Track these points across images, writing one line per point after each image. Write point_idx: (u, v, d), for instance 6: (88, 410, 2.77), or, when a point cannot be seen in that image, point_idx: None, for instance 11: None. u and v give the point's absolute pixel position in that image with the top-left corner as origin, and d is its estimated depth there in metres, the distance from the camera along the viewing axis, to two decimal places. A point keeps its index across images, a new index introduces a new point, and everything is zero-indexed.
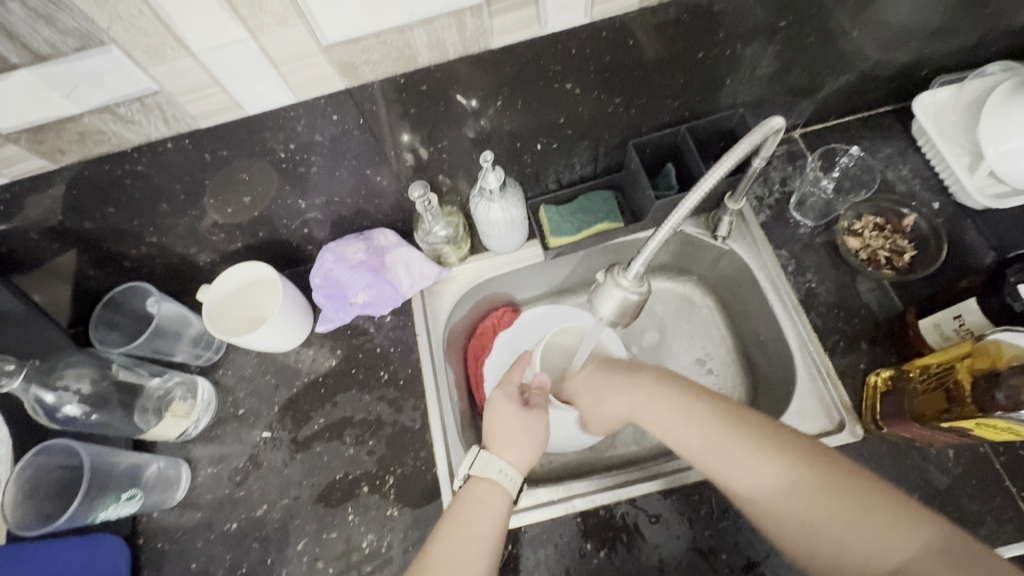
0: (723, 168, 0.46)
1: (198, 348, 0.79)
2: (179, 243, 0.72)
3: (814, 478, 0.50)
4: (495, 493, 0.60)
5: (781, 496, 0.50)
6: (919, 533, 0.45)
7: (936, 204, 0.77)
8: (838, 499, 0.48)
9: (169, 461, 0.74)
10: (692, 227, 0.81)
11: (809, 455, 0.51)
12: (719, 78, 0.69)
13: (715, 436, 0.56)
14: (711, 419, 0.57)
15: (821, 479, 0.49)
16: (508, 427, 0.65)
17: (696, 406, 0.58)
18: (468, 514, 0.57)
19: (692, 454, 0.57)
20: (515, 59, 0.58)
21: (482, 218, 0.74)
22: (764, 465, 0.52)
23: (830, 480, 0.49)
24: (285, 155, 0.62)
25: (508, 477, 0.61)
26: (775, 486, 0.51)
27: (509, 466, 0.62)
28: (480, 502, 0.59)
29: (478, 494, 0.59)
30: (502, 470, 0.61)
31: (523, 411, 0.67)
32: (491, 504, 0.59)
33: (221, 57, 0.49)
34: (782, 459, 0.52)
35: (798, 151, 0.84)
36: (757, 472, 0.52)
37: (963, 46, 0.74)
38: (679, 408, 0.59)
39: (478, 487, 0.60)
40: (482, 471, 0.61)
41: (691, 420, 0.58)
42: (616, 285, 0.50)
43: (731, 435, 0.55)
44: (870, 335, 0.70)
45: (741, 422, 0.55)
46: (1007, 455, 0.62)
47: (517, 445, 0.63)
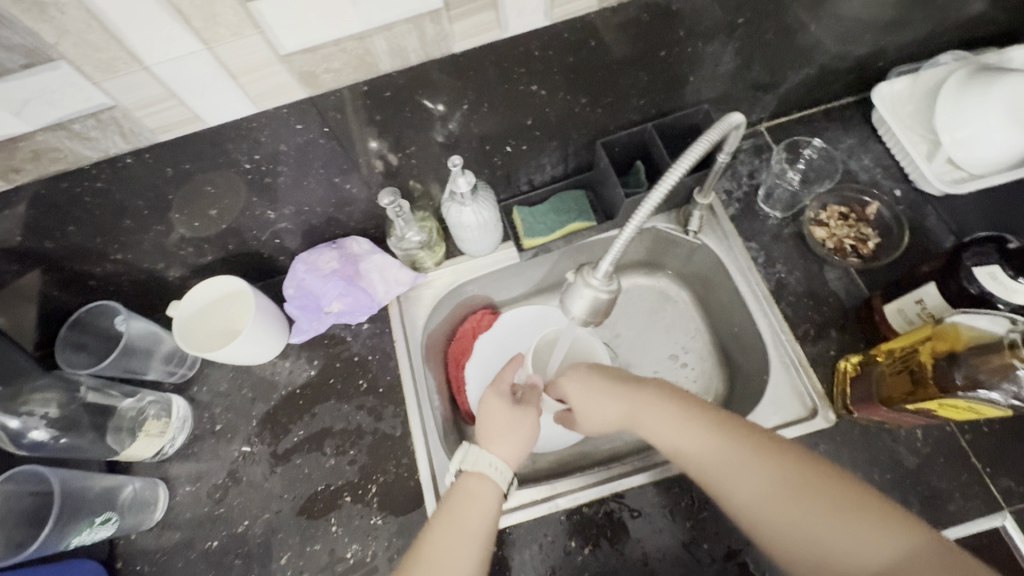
0: (684, 165, 0.47)
1: (170, 365, 0.78)
2: (146, 259, 0.71)
3: (809, 487, 0.51)
4: (485, 487, 0.59)
5: (778, 505, 0.51)
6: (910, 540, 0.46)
7: (898, 192, 0.80)
8: (834, 507, 0.49)
9: (145, 481, 0.72)
10: (663, 223, 0.82)
11: (804, 465, 0.52)
12: (683, 75, 0.70)
13: (715, 446, 0.56)
14: (709, 428, 0.57)
15: (816, 489, 0.50)
16: (499, 426, 0.64)
17: (693, 416, 0.58)
18: (461, 509, 0.57)
19: (690, 463, 0.57)
20: (478, 63, 0.58)
21: (455, 222, 0.74)
22: (762, 475, 0.53)
23: (825, 488, 0.50)
24: (251, 167, 0.62)
25: (500, 471, 0.60)
26: (773, 496, 0.51)
27: (499, 459, 0.61)
28: (472, 497, 0.58)
29: (469, 488, 0.59)
30: (492, 464, 0.60)
31: (512, 409, 0.66)
32: (481, 501, 0.58)
33: (177, 70, 0.48)
34: (778, 469, 0.52)
35: (763, 144, 0.85)
36: (756, 483, 0.53)
37: (915, 38, 0.76)
38: (677, 416, 0.59)
39: (469, 481, 0.60)
40: (472, 465, 0.60)
41: (690, 430, 0.58)
42: (586, 285, 0.51)
43: (730, 445, 0.55)
44: (839, 323, 0.72)
45: (738, 433, 0.56)
46: (972, 433, 0.65)
47: (505, 441, 0.63)
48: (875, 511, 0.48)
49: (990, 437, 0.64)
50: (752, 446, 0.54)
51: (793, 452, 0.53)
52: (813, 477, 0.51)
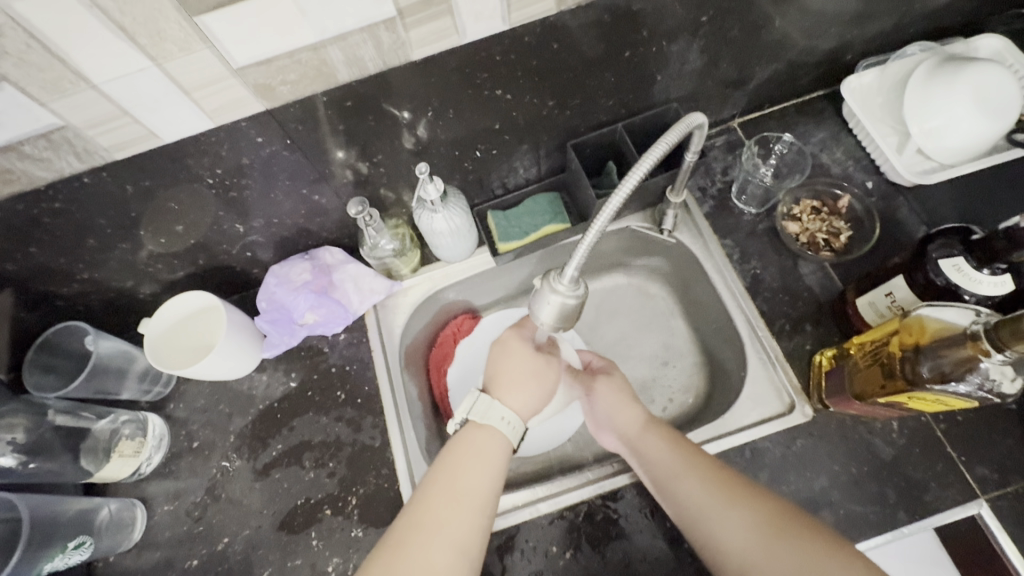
0: (644, 167, 0.45)
1: (145, 383, 0.77)
2: (115, 277, 0.70)
3: (798, 536, 0.50)
4: (489, 440, 0.57)
5: (764, 557, 0.50)
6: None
7: (869, 184, 0.80)
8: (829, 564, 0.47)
9: (122, 502, 0.71)
10: (638, 222, 0.83)
11: (801, 522, 0.51)
12: (650, 75, 0.70)
13: (707, 489, 0.56)
14: (706, 474, 0.57)
15: (812, 548, 0.49)
16: (518, 370, 0.63)
17: (691, 460, 0.59)
18: (459, 466, 0.55)
19: (680, 505, 0.57)
20: (439, 70, 0.57)
21: (427, 228, 0.73)
22: (751, 525, 0.52)
23: (822, 547, 0.49)
24: (214, 181, 0.61)
25: (510, 424, 0.59)
26: (761, 546, 0.51)
27: (510, 413, 0.59)
28: (473, 452, 0.56)
29: (473, 442, 0.57)
30: (502, 417, 0.59)
31: (533, 357, 0.64)
32: (487, 455, 0.57)
33: (126, 88, 0.48)
34: (774, 521, 0.52)
35: (736, 140, 0.85)
36: (745, 526, 0.52)
37: (881, 30, 0.76)
38: (676, 460, 0.60)
39: (477, 434, 0.58)
40: (483, 417, 0.58)
41: (688, 472, 0.58)
42: (553, 291, 0.50)
43: (721, 491, 0.55)
44: (814, 317, 0.72)
45: (737, 482, 0.56)
46: (947, 422, 0.65)
47: (519, 392, 0.61)
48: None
49: (964, 425, 0.65)
50: (748, 496, 0.54)
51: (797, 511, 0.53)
52: (807, 535, 0.50)
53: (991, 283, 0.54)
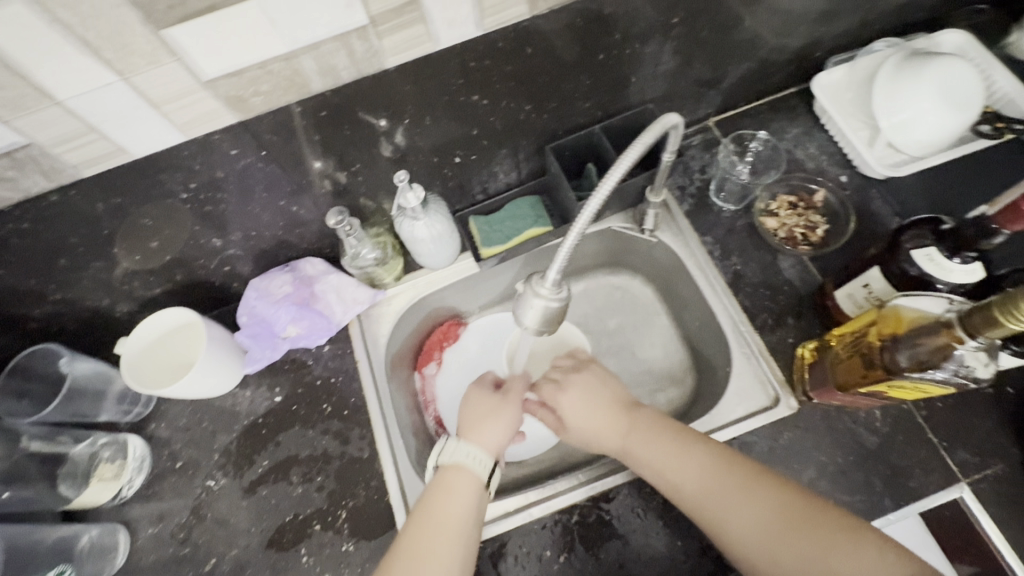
0: (620, 171, 0.45)
1: (124, 405, 0.75)
2: (89, 297, 0.68)
3: (817, 524, 0.51)
4: (461, 478, 0.58)
5: (773, 541, 0.52)
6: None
7: (844, 177, 0.81)
8: (835, 544, 0.49)
9: (103, 528, 0.69)
10: (619, 223, 0.83)
11: (803, 503, 0.53)
12: (625, 77, 0.70)
13: (712, 477, 0.57)
14: (707, 463, 0.58)
15: (817, 529, 0.51)
16: (478, 412, 0.63)
17: (691, 448, 0.59)
18: (438, 504, 0.56)
19: (683, 495, 0.57)
20: (414, 77, 0.57)
21: (408, 236, 0.73)
22: (765, 515, 0.53)
23: (835, 534, 0.50)
24: (188, 196, 0.60)
25: (479, 461, 0.59)
26: (776, 537, 0.52)
27: (477, 449, 0.60)
28: (449, 492, 0.57)
29: (446, 482, 0.58)
30: (468, 454, 0.59)
31: (489, 399, 0.64)
32: (463, 495, 0.57)
33: (92, 103, 0.47)
34: (779, 505, 0.53)
35: (712, 139, 0.87)
36: (762, 519, 0.53)
37: (848, 27, 0.78)
38: (675, 449, 0.60)
39: (449, 474, 0.58)
40: (450, 458, 0.59)
41: (688, 461, 0.58)
42: (537, 295, 0.50)
43: (726, 479, 0.56)
44: (795, 310, 0.73)
45: (740, 467, 0.57)
46: (927, 409, 0.66)
47: (484, 430, 0.61)
48: (874, 548, 0.48)
49: (943, 411, 0.66)
50: (751, 481, 0.55)
51: (797, 491, 0.54)
52: (811, 516, 0.52)
53: (962, 271, 0.54)
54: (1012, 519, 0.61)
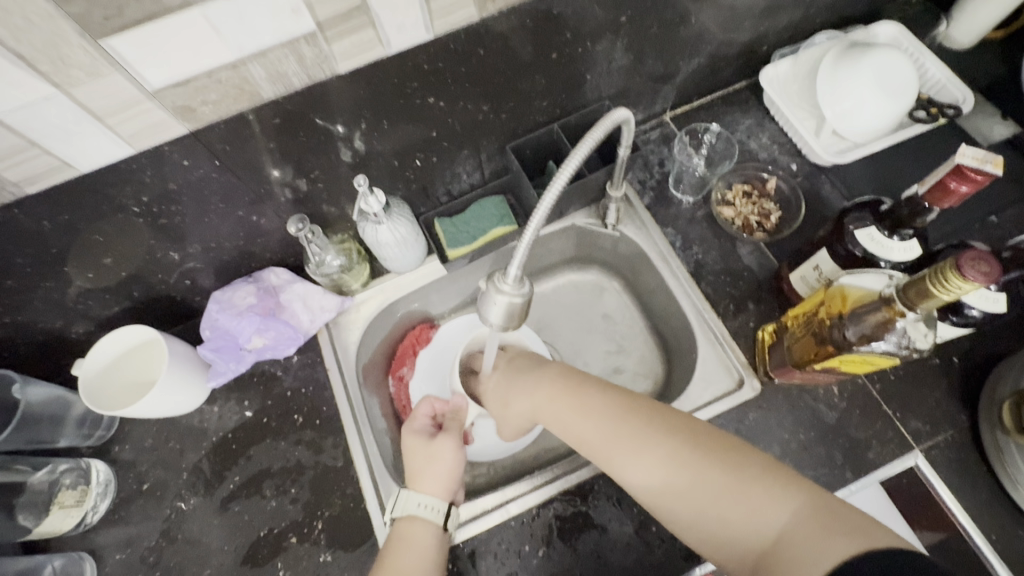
0: (569, 170, 0.46)
1: (85, 428, 0.73)
2: (42, 319, 0.66)
3: (706, 454, 0.52)
4: (419, 528, 0.59)
5: (671, 484, 0.52)
6: (797, 509, 0.47)
7: (794, 165, 0.85)
8: (731, 482, 0.50)
9: (67, 558, 0.66)
10: (584, 218, 0.85)
11: (703, 442, 0.53)
12: (579, 75, 0.72)
13: (613, 426, 0.57)
14: (604, 411, 0.59)
15: (712, 467, 0.51)
16: (421, 455, 0.64)
17: (592, 402, 0.60)
18: (397, 558, 0.57)
19: (587, 448, 0.58)
20: (367, 81, 0.57)
21: (372, 241, 0.73)
22: (657, 455, 0.54)
23: (726, 462, 0.51)
24: (141, 210, 0.59)
25: (433, 508, 0.60)
26: (669, 474, 0.53)
27: (429, 498, 0.61)
28: (408, 543, 0.58)
29: (404, 534, 0.59)
30: (420, 503, 0.60)
31: (429, 441, 0.65)
32: (424, 543, 0.59)
33: (30, 118, 0.45)
34: (676, 447, 0.53)
35: (669, 133, 0.89)
36: (654, 458, 0.54)
37: (790, 22, 0.81)
38: (576, 405, 0.60)
39: (405, 527, 0.59)
40: (404, 511, 0.60)
41: (588, 414, 0.59)
42: (498, 291, 0.51)
43: (625, 427, 0.56)
44: (755, 295, 0.75)
45: (639, 415, 0.57)
46: (881, 382, 0.69)
47: (431, 477, 0.62)
48: (773, 478, 0.49)
49: (896, 383, 0.69)
50: (646, 423, 0.56)
51: (688, 425, 0.55)
52: (709, 454, 0.52)
53: (901, 249, 0.58)
54: (962, 482, 0.64)
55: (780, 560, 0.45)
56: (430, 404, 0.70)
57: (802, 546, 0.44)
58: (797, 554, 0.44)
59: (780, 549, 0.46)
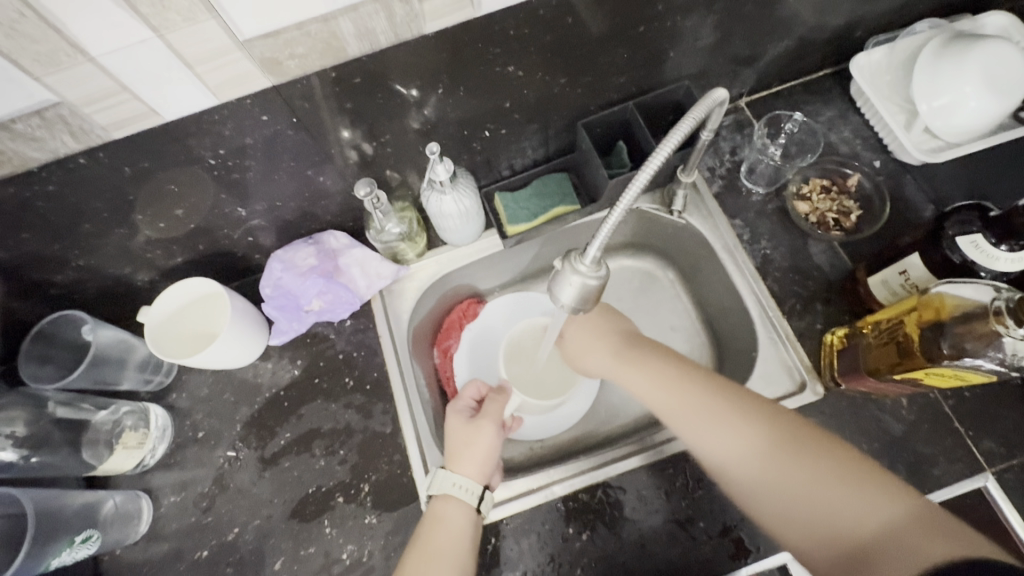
0: (673, 142, 0.45)
1: (146, 373, 0.75)
2: (111, 264, 0.68)
3: (801, 445, 0.52)
4: (451, 508, 0.59)
5: (760, 464, 0.52)
6: (899, 509, 0.46)
7: (878, 162, 0.80)
8: (828, 477, 0.49)
9: (127, 494, 0.70)
10: (647, 204, 0.82)
11: (793, 437, 0.53)
12: (663, 51, 0.68)
13: (707, 405, 0.57)
14: (701, 390, 0.58)
15: (807, 456, 0.51)
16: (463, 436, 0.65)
17: (689, 381, 0.59)
18: (431, 534, 0.57)
19: (675, 418, 0.58)
20: (448, 44, 0.55)
21: (435, 211, 0.72)
22: (755, 439, 0.53)
23: (822, 456, 0.51)
24: (216, 162, 0.58)
25: (467, 491, 0.60)
26: (762, 458, 0.52)
27: (464, 479, 0.61)
28: (441, 521, 0.59)
29: (437, 512, 0.59)
30: (454, 483, 0.60)
31: (467, 423, 0.66)
32: (455, 523, 0.59)
33: (125, 62, 0.45)
34: (767, 436, 0.53)
35: (745, 119, 0.85)
36: (747, 445, 0.53)
37: (892, 7, 0.75)
38: (677, 372, 0.61)
39: (440, 505, 0.60)
40: (438, 488, 0.60)
41: (685, 391, 0.59)
42: (574, 271, 0.49)
43: (724, 408, 0.56)
44: (825, 296, 0.72)
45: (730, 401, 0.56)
46: (955, 399, 0.66)
47: (467, 459, 0.62)
48: (876, 480, 0.48)
49: (971, 401, 0.66)
50: (745, 407, 0.55)
51: (786, 417, 0.54)
52: (803, 446, 0.52)
53: (1009, 260, 0.55)
54: None
55: (881, 555, 0.44)
56: (476, 387, 0.71)
57: (905, 546, 0.44)
58: (899, 552, 0.44)
59: (881, 545, 0.45)
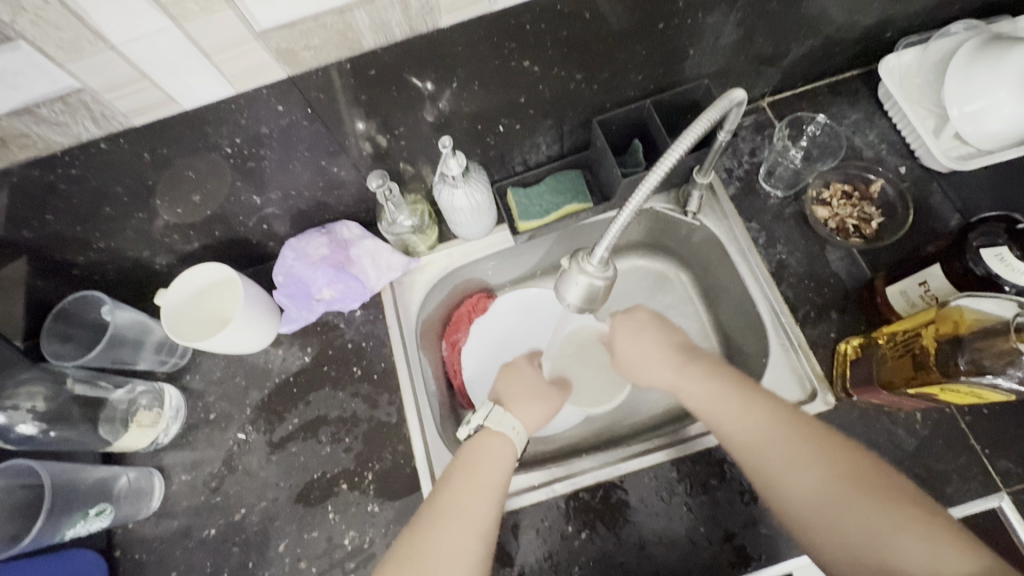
0: (686, 143, 0.44)
1: (161, 354, 0.77)
2: (131, 247, 0.69)
3: (873, 484, 0.49)
4: (502, 444, 0.60)
5: (827, 496, 0.50)
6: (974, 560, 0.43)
7: (903, 169, 0.78)
8: (900, 515, 0.47)
9: (140, 471, 0.72)
10: (661, 203, 0.80)
11: (864, 467, 0.51)
12: (683, 49, 0.67)
13: (769, 428, 0.55)
14: (765, 412, 0.57)
15: (876, 494, 0.49)
16: (520, 394, 0.69)
17: (752, 402, 0.58)
18: (477, 465, 0.57)
19: (735, 438, 0.57)
20: (464, 39, 0.55)
21: (447, 205, 0.72)
22: (823, 471, 0.51)
23: (889, 494, 0.48)
24: (233, 150, 0.59)
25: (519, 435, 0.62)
26: (831, 491, 0.50)
27: (520, 424, 0.62)
28: (490, 455, 0.59)
29: (489, 444, 0.60)
30: (514, 428, 0.62)
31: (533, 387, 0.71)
32: (500, 457, 0.59)
33: (145, 50, 0.46)
34: (833, 467, 0.51)
35: (766, 120, 0.83)
36: (813, 476, 0.51)
37: (925, 7, 0.73)
38: (739, 390, 0.59)
39: (488, 438, 0.60)
40: (494, 424, 0.61)
41: (747, 412, 0.57)
42: (581, 271, 0.49)
43: (788, 435, 0.54)
44: (840, 304, 0.70)
45: (803, 429, 0.54)
46: (971, 415, 0.64)
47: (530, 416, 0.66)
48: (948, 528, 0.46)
49: (989, 418, 0.64)
50: (811, 438, 0.53)
51: (853, 451, 0.52)
52: (873, 482, 0.49)
53: None
54: None
55: None
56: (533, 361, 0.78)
57: None
58: None
59: None
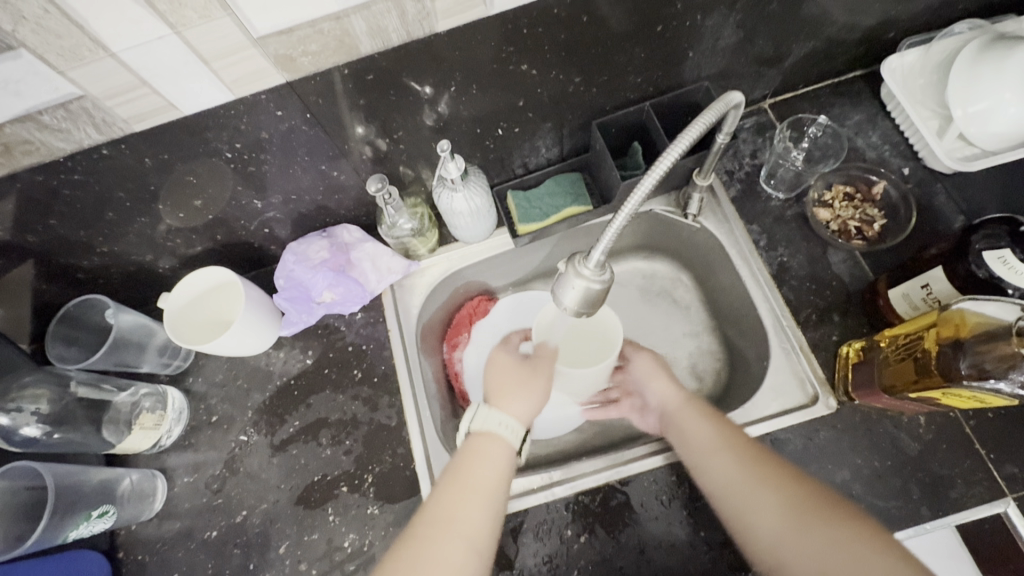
0: (681, 146, 0.44)
1: (165, 357, 0.78)
2: (134, 251, 0.70)
3: (824, 511, 0.48)
4: (495, 445, 0.58)
5: (782, 525, 0.49)
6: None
7: (906, 170, 0.77)
8: (848, 539, 0.46)
9: (143, 473, 0.73)
10: (661, 206, 0.80)
11: (816, 496, 0.50)
12: (681, 51, 0.67)
13: (730, 462, 0.56)
14: (725, 446, 0.57)
15: (826, 520, 0.48)
16: (508, 380, 0.65)
17: (715, 436, 0.59)
18: (471, 466, 0.56)
19: (703, 475, 0.57)
20: (461, 43, 0.55)
21: (446, 208, 0.72)
22: (779, 501, 0.51)
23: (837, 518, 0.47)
24: (233, 155, 0.60)
25: (511, 430, 0.59)
26: (785, 520, 0.49)
27: (508, 418, 0.60)
28: (484, 455, 0.57)
29: (483, 448, 0.58)
30: (500, 423, 0.59)
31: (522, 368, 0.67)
32: (496, 461, 0.57)
33: (145, 57, 0.47)
34: (786, 496, 0.51)
35: (767, 122, 0.82)
36: (770, 507, 0.51)
37: (928, 7, 0.72)
38: (705, 428, 0.61)
39: (480, 441, 0.58)
40: (482, 425, 0.59)
41: (710, 447, 0.58)
42: (578, 275, 0.48)
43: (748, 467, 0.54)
44: (842, 307, 0.70)
45: (759, 461, 0.55)
46: (976, 419, 0.63)
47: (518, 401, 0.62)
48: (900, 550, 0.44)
49: (994, 423, 0.63)
50: (768, 470, 0.53)
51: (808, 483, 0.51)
52: (825, 510, 0.49)
53: None
54: None
55: None
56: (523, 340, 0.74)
57: None
58: None
59: None
